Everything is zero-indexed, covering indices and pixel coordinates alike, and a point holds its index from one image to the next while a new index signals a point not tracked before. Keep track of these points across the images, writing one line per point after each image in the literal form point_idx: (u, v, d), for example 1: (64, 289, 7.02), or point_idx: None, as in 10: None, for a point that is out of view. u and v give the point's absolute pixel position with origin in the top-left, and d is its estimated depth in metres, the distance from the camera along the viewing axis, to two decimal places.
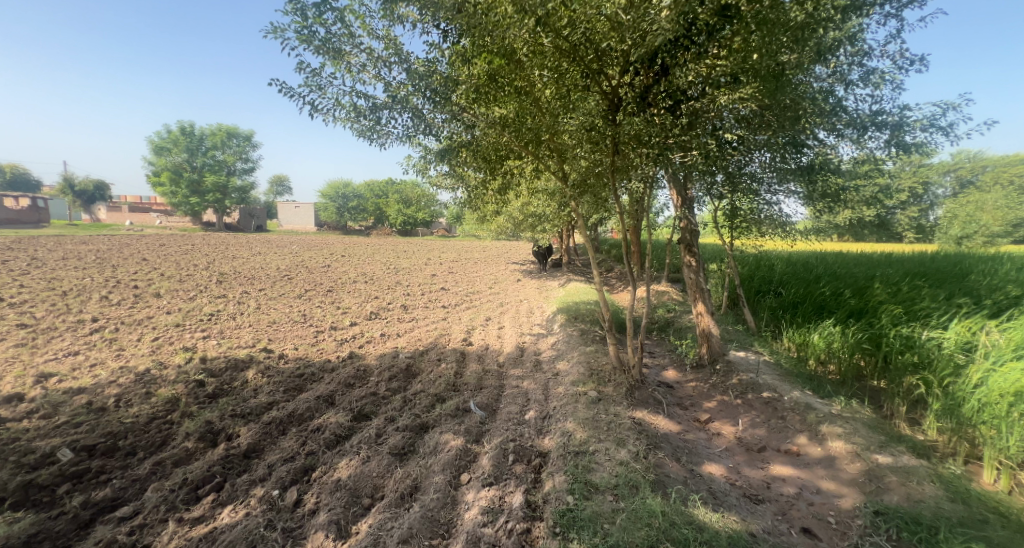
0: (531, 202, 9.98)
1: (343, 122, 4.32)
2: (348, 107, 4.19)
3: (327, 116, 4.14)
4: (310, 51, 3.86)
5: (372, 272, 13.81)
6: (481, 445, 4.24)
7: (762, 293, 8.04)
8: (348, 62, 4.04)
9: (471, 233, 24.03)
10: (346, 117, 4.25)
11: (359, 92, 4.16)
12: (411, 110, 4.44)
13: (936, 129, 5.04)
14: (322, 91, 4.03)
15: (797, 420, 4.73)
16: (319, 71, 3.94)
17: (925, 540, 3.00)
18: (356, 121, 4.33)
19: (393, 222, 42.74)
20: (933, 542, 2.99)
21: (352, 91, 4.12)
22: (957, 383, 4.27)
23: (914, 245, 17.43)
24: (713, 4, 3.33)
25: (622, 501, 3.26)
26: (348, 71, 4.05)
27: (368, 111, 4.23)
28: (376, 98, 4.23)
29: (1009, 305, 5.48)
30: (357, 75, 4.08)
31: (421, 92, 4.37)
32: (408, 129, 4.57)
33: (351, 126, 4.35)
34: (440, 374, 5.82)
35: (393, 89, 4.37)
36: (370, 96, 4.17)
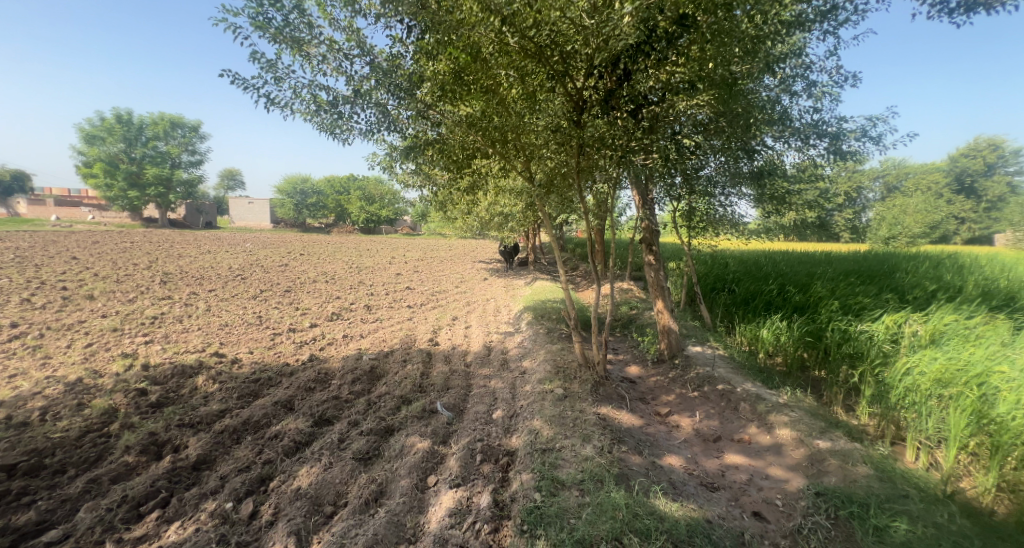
0: (498, 202, 10.01)
1: (303, 116, 4.18)
2: (308, 99, 4.05)
3: (285, 108, 4.02)
4: (266, 38, 3.71)
5: (333, 271, 13.35)
6: (449, 447, 4.20)
7: (717, 290, 8.46)
8: (307, 52, 3.90)
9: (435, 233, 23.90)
10: (306, 110, 4.12)
11: (319, 84, 4.01)
12: (376, 105, 4.33)
13: (868, 140, 5.51)
14: (280, 82, 3.89)
15: (748, 410, 5.03)
16: (276, 61, 3.80)
17: (858, 516, 3.28)
18: (317, 115, 4.20)
19: (354, 219, 41.64)
20: (864, 517, 3.26)
21: (311, 85, 3.98)
22: (887, 372, 4.68)
23: (849, 246, 18.96)
24: (671, 12, 3.48)
25: (588, 496, 3.33)
26: (307, 61, 3.91)
27: (329, 105, 4.10)
28: (336, 92, 4.08)
29: (929, 300, 6.05)
30: (317, 66, 3.94)
31: (384, 87, 4.37)
32: (371, 125, 4.45)
33: (311, 119, 4.21)
34: (406, 375, 5.71)
35: (354, 84, 4.23)
36: (331, 89, 4.04)
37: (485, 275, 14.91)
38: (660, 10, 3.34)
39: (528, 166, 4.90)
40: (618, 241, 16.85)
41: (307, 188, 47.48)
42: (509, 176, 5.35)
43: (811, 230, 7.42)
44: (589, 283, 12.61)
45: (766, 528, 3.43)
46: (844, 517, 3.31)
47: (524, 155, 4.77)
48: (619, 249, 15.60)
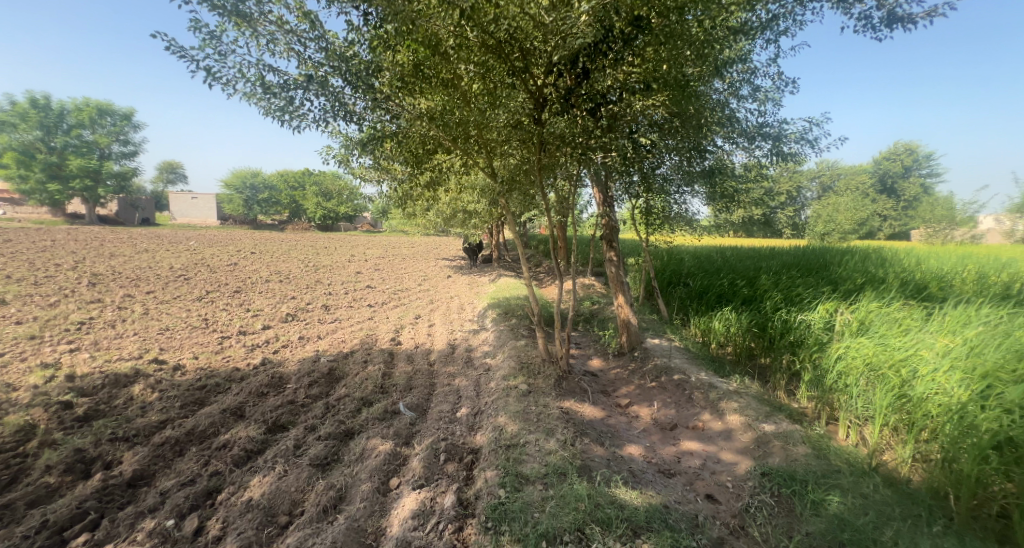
0: (460, 199, 9.92)
1: (247, 98, 3.85)
2: (253, 80, 3.75)
3: (229, 89, 3.61)
4: (207, 8, 3.44)
5: (287, 270, 12.72)
6: (412, 448, 4.13)
7: (673, 284, 8.85)
8: (254, 29, 3.65)
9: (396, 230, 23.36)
10: (251, 93, 3.82)
11: (267, 65, 3.73)
12: (329, 93, 4.10)
13: (805, 142, 5.93)
14: (221, 57, 3.54)
15: (701, 398, 5.30)
16: (218, 35, 3.49)
17: (798, 492, 3.53)
18: (263, 97, 3.93)
19: (310, 214, 39.99)
20: (803, 493, 3.52)
21: (258, 65, 3.69)
22: (822, 358, 5.06)
23: (791, 240, 20.36)
24: (626, 14, 3.66)
25: (551, 489, 3.39)
26: (254, 39, 3.67)
27: (278, 88, 3.86)
28: (285, 74, 3.83)
29: (859, 289, 6.61)
30: (265, 46, 3.70)
31: (339, 74, 4.00)
32: (324, 113, 4.19)
33: (256, 102, 3.92)
34: (367, 376, 5.55)
35: (307, 68, 3.98)
36: (280, 72, 3.79)
37: (448, 272, 14.75)
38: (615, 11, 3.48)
39: (490, 162, 4.86)
40: (580, 237, 17.21)
41: (256, 182, 44.90)
42: (471, 172, 5.32)
43: (757, 226, 7.88)
44: (552, 279, 12.79)
45: (717, 509, 3.63)
46: (786, 494, 3.56)
47: (485, 151, 4.74)
48: (581, 246, 15.93)
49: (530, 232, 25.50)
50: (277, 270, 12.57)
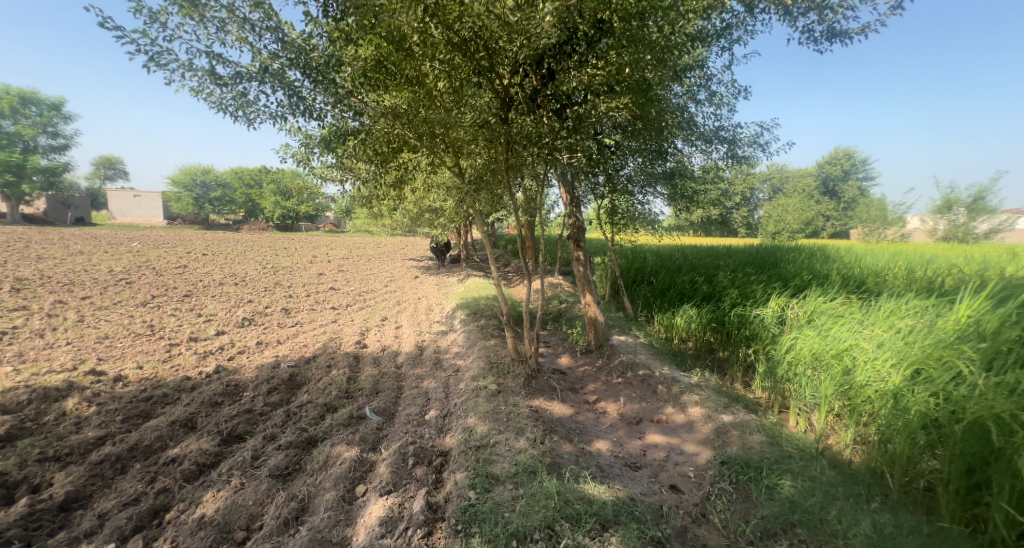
0: (427, 198, 9.77)
1: (193, 92, 3.64)
2: (201, 70, 3.53)
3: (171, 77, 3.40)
4: None
5: (243, 272, 12.10)
6: (379, 453, 4.02)
7: (638, 282, 9.11)
8: (203, 15, 3.43)
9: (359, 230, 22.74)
10: (199, 85, 3.58)
11: (217, 54, 3.51)
12: (286, 87, 3.86)
13: (757, 145, 6.26)
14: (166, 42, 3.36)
15: (665, 392, 5.48)
16: (163, 19, 3.28)
17: (755, 478, 3.71)
18: (213, 90, 3.68)
19: (267, 214, 38.33)
20: (760, 478, 3.70)
21: (206, 55, 3.46)
22: (775, 350, 5.35)
23: (746, 238, 21.42)
24: (590, 17, 3.73)
25: (521, 488, 3.38)
26: (203, 26, 3.46)
27: (229, 80, 3.65)
28: (237, 65, 3.60)
29: (808, 284, 7.04)
30: (215, 33, 3.47)
31: (294, 66, 3.92)
32: (280, 108, 3.91)
33: (203, 95, 3.68)
34: (331, 381, 5.36)
35: (261, 60, 3.73)
36: (231, 63, 3.57)
37: (415, 273, 14.50)
38: (579, 15, 3.56)
39: (457, 161, 4.80)
40: (547, 237, 17.38)
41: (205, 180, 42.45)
42: (437, 171, 5.19)
43: (715, 226, 8.22)
44: (520, 279, 12.84)
45: (681, 499, 3.76)
46: (744, 481, 3.74)
47: (452, 150, 4.70)
48: (549, 245, 16.09)
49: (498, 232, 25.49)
50: (232, 272, 11.93)
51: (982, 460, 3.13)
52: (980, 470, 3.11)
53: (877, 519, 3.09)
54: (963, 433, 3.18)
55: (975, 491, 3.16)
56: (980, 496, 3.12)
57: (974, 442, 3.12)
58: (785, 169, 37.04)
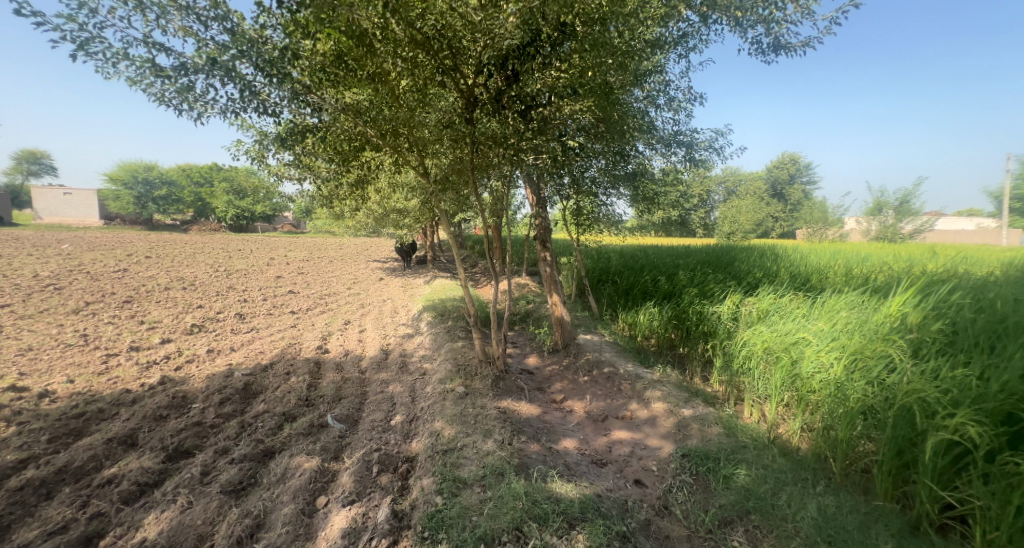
0: (391, 198, 9.55)
1: (130, 82, 3.28)
2: (139, 60, 3.19)
3: (103, 69, 3.02)
4: None
5: (192, 276, 11.38)
6: (342, 462, 3.87)
7: (602, 282, 9.31)
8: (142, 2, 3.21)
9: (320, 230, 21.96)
10: (138, 76, 3.26)
11: (158, 43, 3.21)
12: (236, 81, 3.57)
13: (713, 150, 6.54)
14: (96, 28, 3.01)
15: (629, 388, 5.61)
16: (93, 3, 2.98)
17: (713, 469, 3.87)
18: (154, 81, 3.38)
19: (217, 214, 36.28)
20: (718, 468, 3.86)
21: (145, 44, 3.15)
22: (730, 345, 5.60)
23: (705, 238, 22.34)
24: (553, 20, 3.79)
25: (488, 491, 3.35)
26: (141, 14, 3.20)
27: (174, 71, 3.41)
28: (182, 55, 3.30)
29: (760, 282, 7.42)
30: (153, 22, 3.16)
31: (246, 60, 3.35)
32: (232, 102, 3.56)
33: (143, 87, 3.35)
34: (289, 389, 5.12)
35: (208, 51, 3.43)
36: (174, 53, 3.25)
37: (380, 275, 14.14)
38: (542, 17, 3.58)
39: (422, 161, 4.74)
40: (514, 238, 17.43)
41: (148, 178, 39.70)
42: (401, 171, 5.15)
43: (675, 227, 8.50)
44: (488, 280, 12.81)
45: (645, 493, 3.86)
46: (703, 472, 3.88)
47: (416, 150, 4.61)
48: (516, 245, 16.13)
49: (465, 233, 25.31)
50: (180, 276, 11.19)
51: (909, 441, 3.37)
52: (908, 451, 3.34)
53: (822, 501, 3.29)
54: (895, 417, 3.45)
55: (904, 470, 3.40)
56: (908, 474, 3.36)
57: (904, 425, 3.37)
58: (737, 172, 38.98)
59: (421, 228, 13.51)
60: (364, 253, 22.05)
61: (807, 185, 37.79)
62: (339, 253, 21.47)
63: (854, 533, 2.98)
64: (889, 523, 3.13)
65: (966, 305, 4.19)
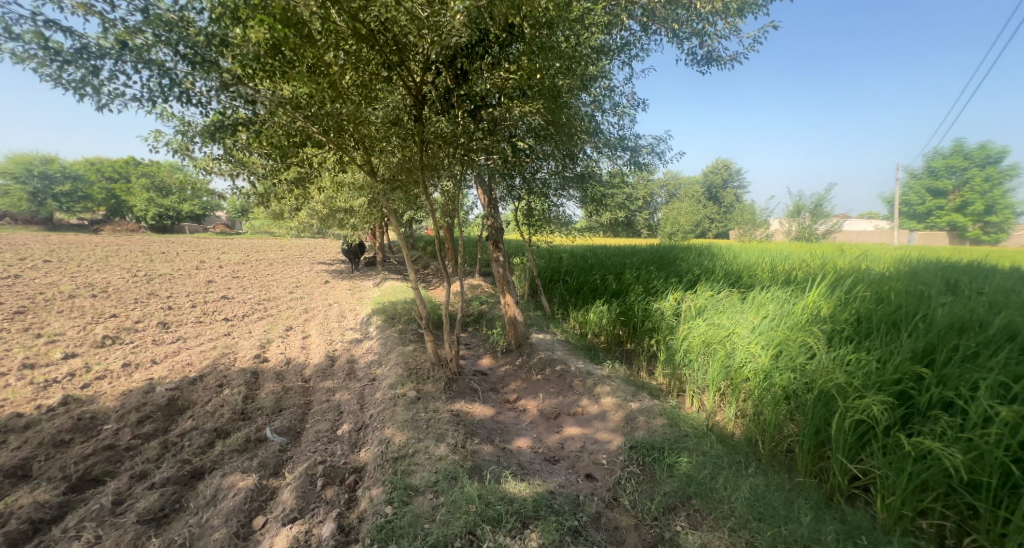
0: (336, 197, 9.13)
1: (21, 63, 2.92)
2: (33, 40, 2.84)
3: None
4: None
5: (106, 281, 10.24)
6: (282, 478, 3.63)
7: (554, 281, 9.49)
8: None
9: (257, 231, 20.60)
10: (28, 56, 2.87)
11: (52, 22, 2.84)
12: (153, 67, 3.23)
13: (655, 154, 6.86)
14: None
15: (580, 385, 5.73)
16: None
17: (658, 457, 4.05)
18: (52, 62, 3.00)
19: (135, 213, 32.94)
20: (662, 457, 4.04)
21: (34, 20, 2.78)
22: (673, 339, 5.87)
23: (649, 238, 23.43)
24: (501, 21, 3.79)
25: (441, 496, 3.27)
26: None
27: (73, 53, 3.03)
28: (84, 38, 2.97)
29: (699, 279, 7.90)
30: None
31: (169, 45, 3.26)
32: (147, 89, 3.23)
33: (35, 69, 2.95)
34: (222, 403, 4.73)
35: (115, 32, 3.09)
36: (76, 34, 2.91)
37: (325, 277, 13.50)
38: (489, 17, 3.58)
39: (369, 159, 4.54)
40: (466, 239, 17.28)
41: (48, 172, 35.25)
42: (346, 169, 4.92)
43: (622, 227, 8.82)
44: (440, 281, 12.62)
45: (595, 486, 3.96)
46: (649, 462, 4.05)
47: (363, 147, 4.41)
48: (469, 246, 16.03)
49: (416, 234, 24.78)
50: (89, 282, 10.02)
51: (825, 421, 3.70)
52: (824, 431, 3.67)
53: (753, 482, 3.54)
54: (813, 401, 3.78)
55: (821, 447, 3.73)
56: (824, 451, 3.69)
57: (820, 407, 3.70)
58: (676, 176, 41.19)
59: (370, 229, 13.06)
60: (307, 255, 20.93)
61: (737, 189, 40.79)
62: (278, 255, 20.21)
63: (780, 508, 3.23)
64: (808, 497, 3.43)
65: (873, 297, 4.68)
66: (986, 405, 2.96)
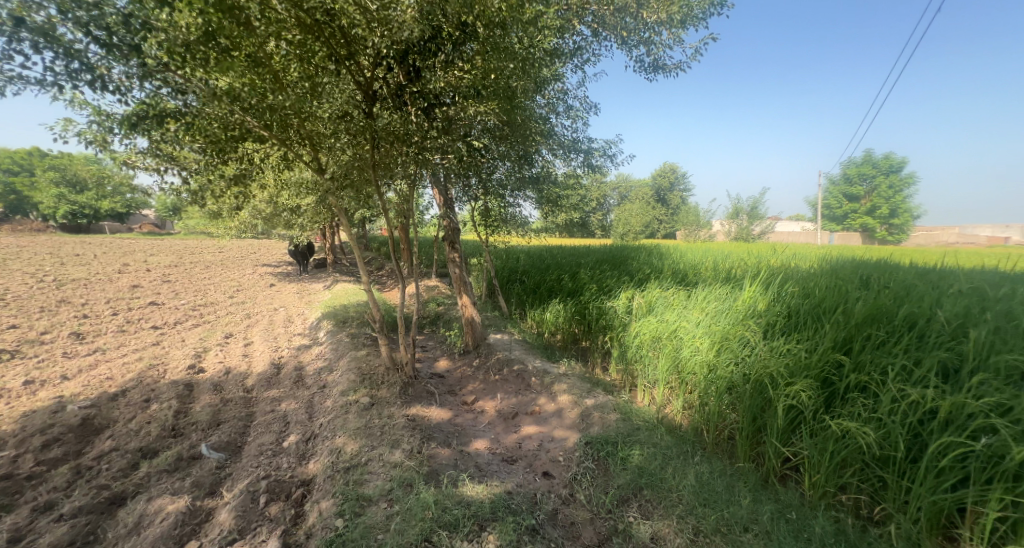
0: (281, 196, 8.65)
1: None
2: None
3: None
4: None
5: (9, 288, 9.11)
6: (219, 498, 3.37)
7: (511, 282, 9.52)
8: None
9: (191, 230, 19.13)
10: None
11: None
12: (59, 48, 2.86)
13: (607, 157, 7.05)
14: None
15: (537, 383, 5.78)
16: None
17: (612, 451, 4.15)
18: None
19: (45, 211, 29.58)
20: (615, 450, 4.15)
21: None
22: (625, 336, 6.05)
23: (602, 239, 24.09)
24: (453, 19, 3.74)
25: (396, 505, 3.17)
26: None
27: None
28: None
29: (649, 277, 8.22)
30: None
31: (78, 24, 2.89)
32: (49, 73, 2.83)
33: None
34: (149, 419, 4.33)
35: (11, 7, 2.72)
36: None
37: (270, 280, 12.76)
38: (442, 11, 3.58)
39: (317, 156, 4.32)
40: (421, 240, 16.95)
41: None
42: (292, 167, 4.66)
43: (577, 228, 9.00)
44: (394, 283, 12.29)
45: (552, 484, 4.00)
46: (604, 456, 4.15)
47: (310, 143, 4.20)
48: (424, 247, 15.75)
49: (369, 235, 24.01)
50: None
51: (760, 408, 3.97)
52: (760, 418, 3.93)
53: (699, 469, 3.71)
54: (750, 390, 4.04)
55: (758, 433, 3.99)
56: (761, 437, 3.95)
57: (755, 395, 3.97)
58: (626, 179, 42.70)
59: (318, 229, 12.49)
60: (248, 256, 19.71)
61: (682, 192, 42.90)
62: (215, 257, 18.89)
63: (723, 493, 3.41)
64: (747, 480, 3.65)
65: (803, 293, 5.06)
66: (894, 388, 3.28)
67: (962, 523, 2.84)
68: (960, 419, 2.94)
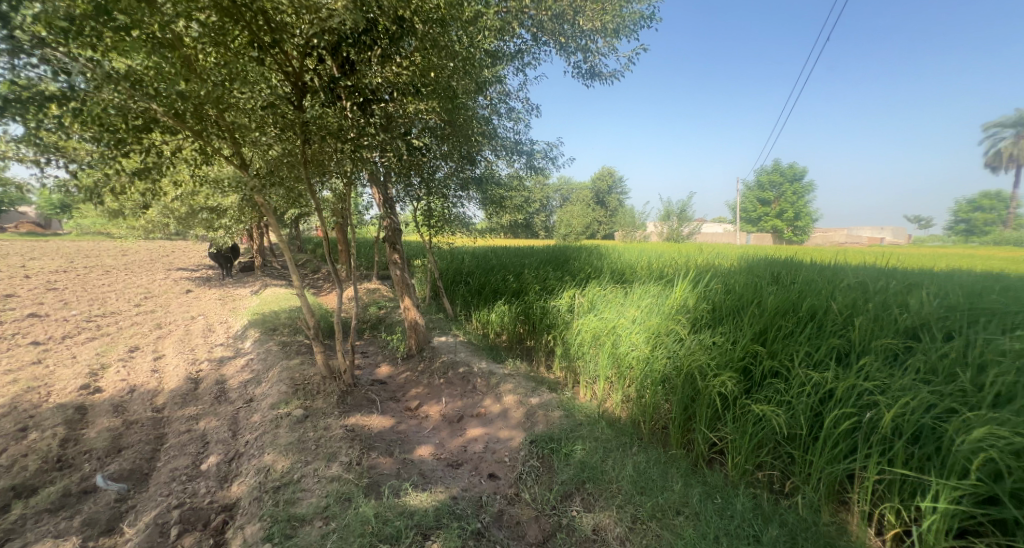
0: (200, 194, 7.91)
1: None
2: None
3: None
4: None
5: None
6: (119, 535, 2.99)
7: (456, 283, 9.39)
8: None
9: (90, 231, 17.01)
10: None
11: None
12: None
13: (548, 159, 7.15)
14: None
15: (483, 384, 5.71)
16: None
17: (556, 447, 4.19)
18: None
19: None
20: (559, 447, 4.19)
21: None
22: (568, 334, 6.16)
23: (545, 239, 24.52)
24: (390, 12, 3.51)
25: (332, 522, 2.97)
26: None
27: None
28: None
29: (591, 276, 8.43)
30: None
31: None
32: None
33: None
34: (32, 451, 3.75)
35: None
36: None
37: (189, 286, 11.66)
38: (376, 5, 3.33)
39: (238, 149, 3.99)
40: (361, 241, 16.30)
41: None
42: (212, 161, 4.27)
43: (521, 229, 9.05)
44: (332, 286, 11.70)
45: (498, 485, 3.95)
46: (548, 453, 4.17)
47: (230, 136, 3.86)
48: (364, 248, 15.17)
49: (303, 236, 22.75)
50: None
51: (691, 398, 4.18)
52: (690, 407, 4.14)
53: (635, 460, 3.83)
54: (680, 381, 4.24)
55: (687, 420, 4.20)
56: (690, 423, 4.17)
57: (686, 386, 4.17)
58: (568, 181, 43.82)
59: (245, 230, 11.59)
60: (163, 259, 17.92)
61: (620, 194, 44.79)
62: (121, 260, 17.00)
63: (657, 480, 3.55)
64: (678, 465, 3.81)
65: (728, 288, 5.40)
66: (801, 372, 3.57)
67: (851, 487, 3.14)
68: (848, 396, 3.26)
